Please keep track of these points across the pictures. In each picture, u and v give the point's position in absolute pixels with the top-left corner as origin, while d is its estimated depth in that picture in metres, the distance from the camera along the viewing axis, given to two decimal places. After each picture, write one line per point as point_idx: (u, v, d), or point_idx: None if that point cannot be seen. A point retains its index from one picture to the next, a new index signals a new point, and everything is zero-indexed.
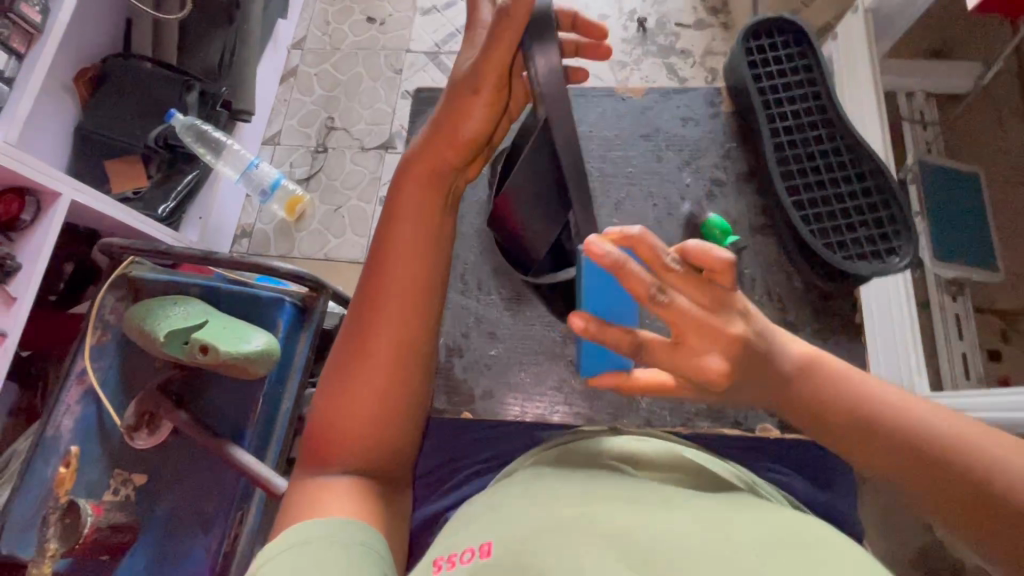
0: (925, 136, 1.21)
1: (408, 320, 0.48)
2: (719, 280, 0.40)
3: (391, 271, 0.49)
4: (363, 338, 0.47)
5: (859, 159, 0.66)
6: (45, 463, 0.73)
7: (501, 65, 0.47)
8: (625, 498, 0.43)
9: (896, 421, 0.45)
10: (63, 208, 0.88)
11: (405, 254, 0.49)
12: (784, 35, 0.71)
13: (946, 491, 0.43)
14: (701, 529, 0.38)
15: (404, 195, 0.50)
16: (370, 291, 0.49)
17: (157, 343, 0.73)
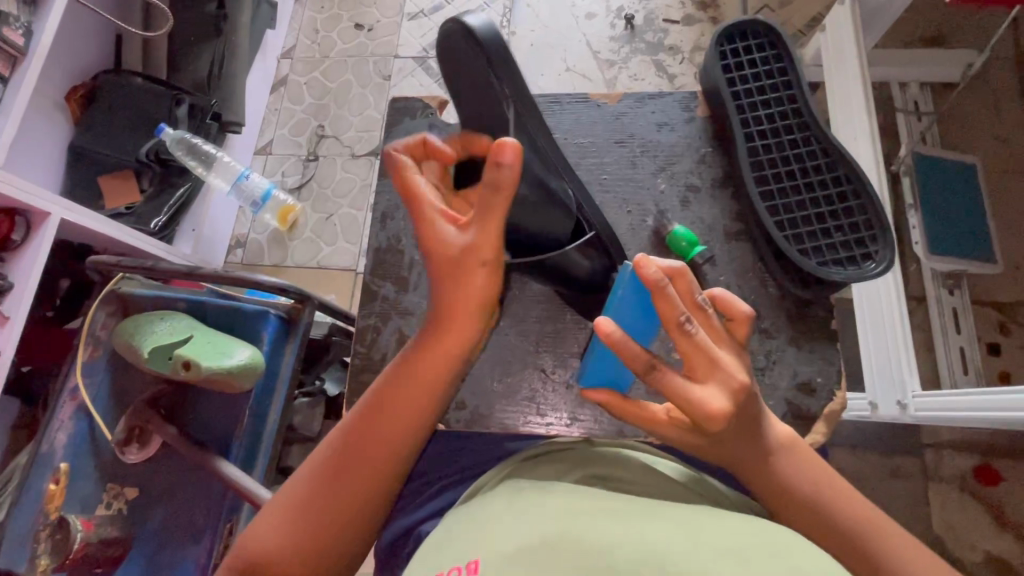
0: (920, 127, 1.16)
1: (405, 449, 0.51)
2: (735, 330, 0.49)
3: (400, 396, 0.51)
4: (361, 454, 0.50)
5: (835, 163, 0.64)
6: (40, 478, 0.75)
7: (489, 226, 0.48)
8: (590, 508, 0.43)
9: (837, 511, 0.49)
10: (53, 226, 0.90)
11: (405, 397, 0.51)
12: (758, 37, 0.68)
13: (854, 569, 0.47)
14: (657, 537, 0.38)
15: (438, 330, 0.51)
16: (363, 429, 0.50)
17: (143, 359, 0.75)
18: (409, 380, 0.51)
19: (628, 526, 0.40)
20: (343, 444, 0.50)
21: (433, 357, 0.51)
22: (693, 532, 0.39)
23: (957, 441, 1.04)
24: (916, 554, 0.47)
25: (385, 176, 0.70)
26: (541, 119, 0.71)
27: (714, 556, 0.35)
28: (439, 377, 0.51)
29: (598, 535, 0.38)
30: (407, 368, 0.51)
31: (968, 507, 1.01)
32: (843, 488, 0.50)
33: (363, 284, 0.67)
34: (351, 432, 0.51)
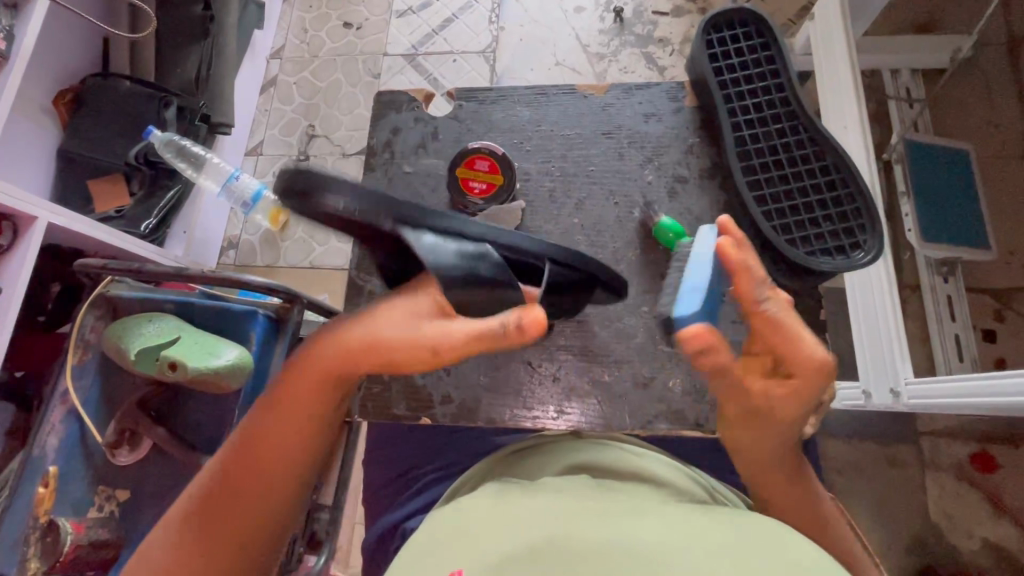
0: (911, 113, 1.16)
1: (292, 469, 0.52)
2: None
3: (280, 422, 0.50)
4: (241, 477, 0.51)
5: (824, 152, 0.63)
6: (31, 483, 0.75)
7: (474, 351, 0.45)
8: (574, 500, 0.43)
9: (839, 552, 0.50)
10: (40, 230, 0.89)
11: (281, 421, 0.50)
12: (746, 25, 0.67)
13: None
14: (639, 530, 0.38)
15: (314, 364, 0.49)
16: (243, 453, 0.51)
17: (130, 361, 0.75)
18: (281, 404, 0.50)
19: (612, 518, 0.40)
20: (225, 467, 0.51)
21: (304, 382, 0.50)
22: (677, 524, 0.39)
23: (952, 428, 1.03)
24: None
25: (370, 171, 0.70)
26: (526, 111, 0.70)
27: (702, 551, 0.35)
28: (304, 414, 0.50)
29: (581, 528, 0.38)
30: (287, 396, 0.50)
31: (964, 493, 1.00)
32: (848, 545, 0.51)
33: (349, 280, 0.66)
34: (231, 457, 0.51)
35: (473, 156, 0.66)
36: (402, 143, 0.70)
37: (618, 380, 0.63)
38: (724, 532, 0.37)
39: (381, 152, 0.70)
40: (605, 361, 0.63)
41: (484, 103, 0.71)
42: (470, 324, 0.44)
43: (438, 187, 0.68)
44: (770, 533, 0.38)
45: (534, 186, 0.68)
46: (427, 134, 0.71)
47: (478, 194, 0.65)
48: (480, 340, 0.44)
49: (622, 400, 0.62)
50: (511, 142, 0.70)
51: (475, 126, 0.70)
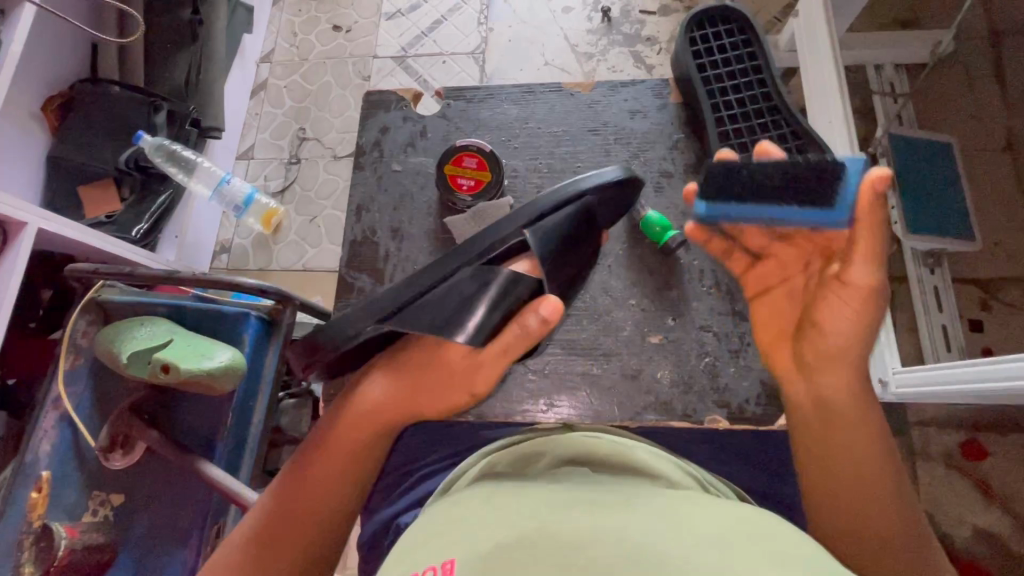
0: (895, 107, 1.18)
1: (329, 511, 0.50)
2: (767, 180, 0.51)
3: (322, 462, 0.51)
4: (275, 522, 0.49)
5: (806, 145, 0.64)
6: (24, 489, 0.75)
7: (501, 369, 0.49)
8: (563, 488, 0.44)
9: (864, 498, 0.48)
10: (30, 236, 0.89)
11: (320, 465, 0.51)
12: (729, 23, 0.68)
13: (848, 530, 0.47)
14: (625, 514, 0.38)
15: (364, 400, 0.52)
16: (279, 502, 0.50)
17: (122, 365, 0.74)
18: (322, 447, 0.52)
19: (598, 504, 0.40)
20: (260, 519, 0.50)
21: (351, 426, 0.51)
22: (662, 511, 0.39)
23: (941, 417, 1.05)
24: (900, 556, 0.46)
25: (358, 170, 0.71)
26: (514, 109, 0.71)
27: (693, 533, 0.35)
28: (348, 451, 0.51)
29: (569, 513, 0.39)
30: (333, 436, 0.52)
31: (954, 482, 1.02)
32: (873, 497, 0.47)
33: (340, 278, 0.67)
34: (267, 507, 0.50)
35: (461, 154, 0.66)
36: (391, 141, 0.71)
37: (607, 372, 0.64)
38: (705, 515, 0.38)
39: (370, 151, 0.71)
40: (594, 353, 0.64)
41: (471, 101, 0.72)
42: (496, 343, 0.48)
43: (427, 184, 0.69)
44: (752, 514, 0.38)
45: (522, 182, 0.69)
46: (416, 133, 0.71)
47: (467, 190, 0.66)
48: (504, 351, 0.48)
49: (611, 392, 0.63)
50: (499, 139, 0.70)
51: (463, 124, 0.71)
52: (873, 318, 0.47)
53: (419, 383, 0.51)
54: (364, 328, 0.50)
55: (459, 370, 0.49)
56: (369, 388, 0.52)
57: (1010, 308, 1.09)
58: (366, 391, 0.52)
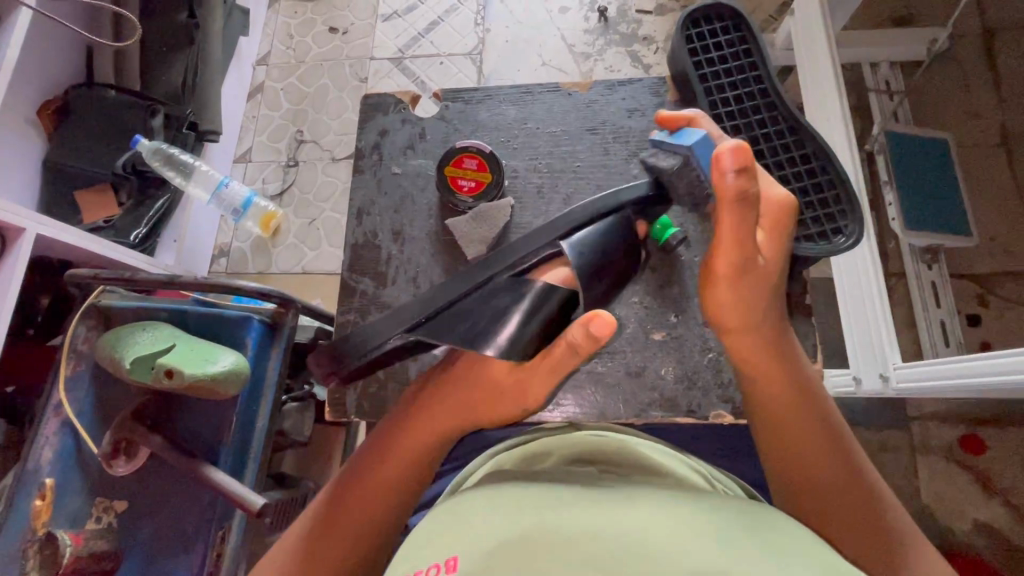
0: (891, 105, 1.18)
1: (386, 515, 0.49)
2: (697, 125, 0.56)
3: (384, 464, 0.50)
4: (332, 513, 0.49)
5: (803, 141, 0.64)
6: (26, 497, 0.74)
7: (551, 384, 0.47)
8: (571, 481, 0.44)
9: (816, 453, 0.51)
10: (28, 242, 0.88)
11: (385, 465, 0.50)
12: (724, 20, 0.68)
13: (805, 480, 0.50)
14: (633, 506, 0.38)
15: (433, 412, 0.50)
16: (342, 494, 0.50)
17: (124, 370, 0.74)
18: (388, 447, 0.51)
19: (607, 493, 0.40)
20: (322, 512, 0.50)
21: (413, 431, 0.51)
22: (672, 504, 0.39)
23: (940, 412, 1.06)
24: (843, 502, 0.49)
25: (358, 173, 0.70)
26: (512, 109, 0.71)
27: (704, 528, 0.35)
28: (411, 458, 0.51)
29: (579, 503, 0.39)
30: (399, 442, 0.51)
31: (954, 476, 1.03)
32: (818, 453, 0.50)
33: (341, 281, 0.67)
34: (329, 501, 0.51)
35: (461, 155, 0.66)
36: (390, 143, 0.71)
37: (612, 372, 0.64)
38: (713, 507, 0.38)
39: (369, 154, 0.71)
40: (598, 352, 0.64)
41: (470, 102, 0.72)
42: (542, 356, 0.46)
43: (428, 186, 0.69)
44: (759, 505, 0.38)
45: (523, 182, 0.68)
46: (415, 135, 0.71)
47: (467, 191, 0.66)
48: (551, 369, 0.46)
49: (616, 391, 0.63)
50: (498, 140, 0.70)
51: (462, 126, 0.71)
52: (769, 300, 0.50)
53: (481, 398, 0.49)
54: (393, 333, 0.50)
55: (511, 386, 0.48)
56: (443, 395, 0.50)
57: (1006, 303, 1.09)
58: (436, 402, 0.50)
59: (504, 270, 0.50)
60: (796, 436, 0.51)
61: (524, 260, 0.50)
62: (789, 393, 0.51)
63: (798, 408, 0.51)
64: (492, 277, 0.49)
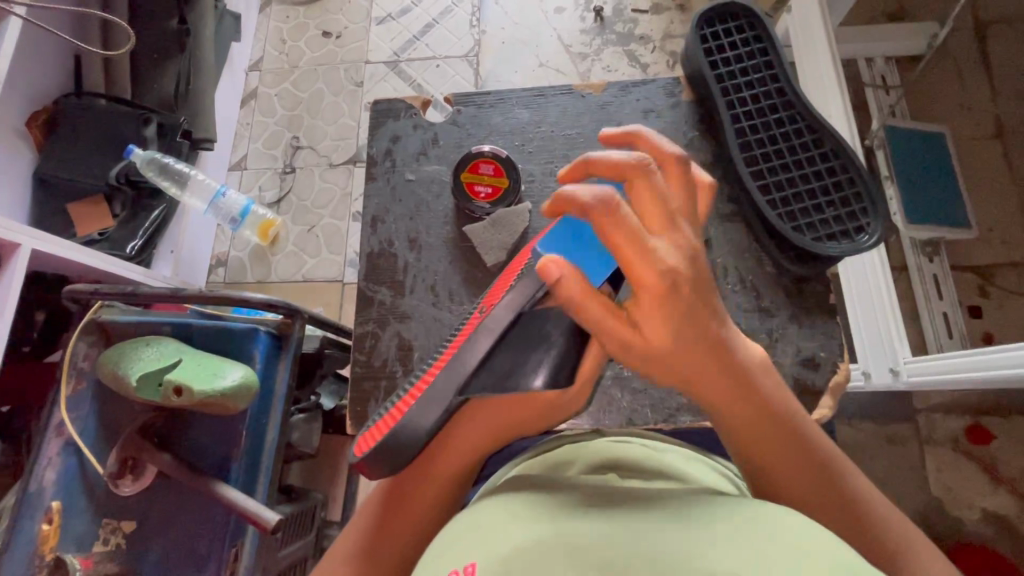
0: (888, 99, 1.19)
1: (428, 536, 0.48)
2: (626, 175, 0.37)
3: (421, 487, 0.48)
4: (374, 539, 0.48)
5: (822, 139, 0.64)
6: (31, 520, 0.73)
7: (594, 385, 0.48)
8: (608, 489, 0.42)
9: (787, 457, 0.45)
10: (24, 256, 0.85)
11: (422, 491, 0.48)
12: (738, 19, 0.67)
13: (779, 479, 0.45)
14: (686, 510, 0.37)
15: (463, 434, 0.48)
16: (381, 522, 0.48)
17: (131, 388, 0.72)
18: (423, 470, 0.49)
19: (652, 498, 0.39)
20: (363, 544, 0.48)
21: (448, 450, 0.49)
22: (723, 501, 0.38)
23: (945, 404, 1.06)
24: (820, 503, 0.45)
25: (371, 180, 0.69)
26: (526, 112, 0.70)
27: (762, 528, 0.34)
28: (446, 480, 0.49)
29: (628, 509, 0.37)
30: (434, 462, 0.49)
31: (961, 467, 1.04)
32: (793, 454, 0.45)
33: (357, 291, 0.65)
34: (366, 529, 0.48)
35: (477, 161, 0.66)
36: (402, 151, 0.70)
37: (636, 376, 0.63)
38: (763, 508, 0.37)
39: (381, 161, 0.70)
40: (622, 357, 0.63)
41: (482, 107, 0.71)
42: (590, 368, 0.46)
43: (443, 193, 0.68)
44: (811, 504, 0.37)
45: (539, 187, 0.68)
46: (427, 141, 0.70)
47: (484, 198, 0.65)
48: (593, 375, 0.47)
49: (643, 396, 0.63)
50: (512, 144, 0.69)
51: (475, 131, 0.70)
52: (694, 343, 0.38)
53: (519, 419, 0.48)
54: (444, 398, 0.47)
55: (553, 408, 0.48)
56: (472, 419, 0.48)
57: (1007, 294, 1.11)
58: (467, 424, 0.48)
59: (538, 296, 0.47)
60: (768, 453, 0.45)
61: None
62: (758, 415, 0.44)
63: (764, 429, 0.44)
64: (526, 310, 0.47)
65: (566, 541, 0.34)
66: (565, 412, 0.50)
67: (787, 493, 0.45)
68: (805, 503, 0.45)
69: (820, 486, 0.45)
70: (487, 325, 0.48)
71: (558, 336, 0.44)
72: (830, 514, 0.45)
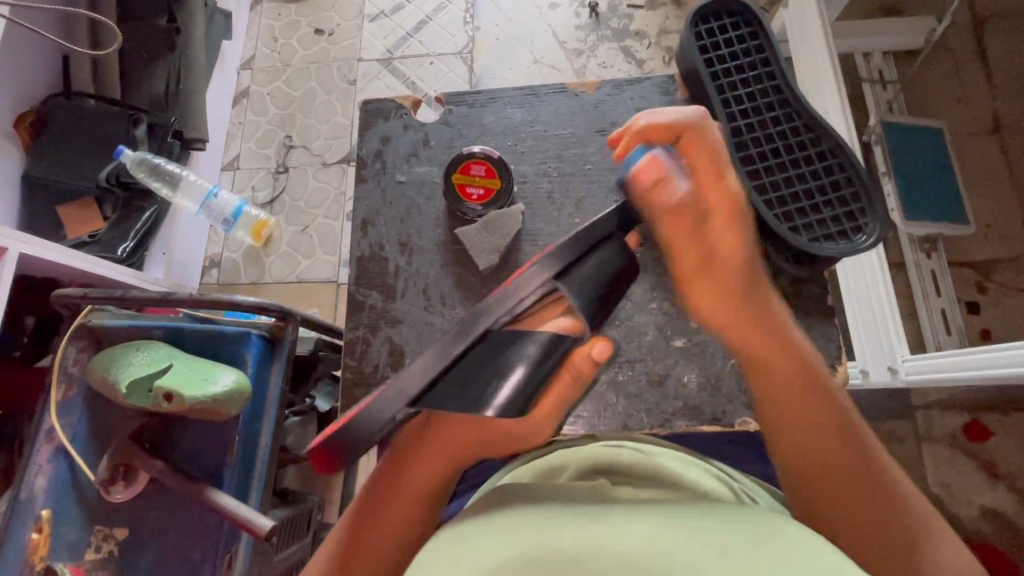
0: (885, 94, 1.18)
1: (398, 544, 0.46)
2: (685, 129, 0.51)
3: (399, 493, 0.47)
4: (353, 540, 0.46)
5: (819, 138, 0.63)
6: (22, 527, 0.72)
7: (557, 416, 0.47)
8: (598, 496, 0.42)
9: (820, 422, 0.47)
10: (11, 261, 0.84)
11: (390, 506, 0.46)
12: (733, 16, 0.66)
13: (810, 443, 0.47)
14: (679, 515, 0.36)
15: (439, 443, 0.46)
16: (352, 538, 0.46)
17: (121, 395, 0.71)
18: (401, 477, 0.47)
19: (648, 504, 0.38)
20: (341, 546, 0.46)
21: (423, 458, 0.47)
22: (714, 508, 0.37)
23: (944, 400, 1.06)
24: (844, 478, 0.45)
25: (361, 182, 0.68)
26: (518, 112, 0.69)
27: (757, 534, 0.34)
28: (418, 486, 0.47)
29: (620, 516, 0.37)
30: (409, 468, 0.47)
31: (959, 463, 1.03)
32: (830, 421, 0.47)
33: (348, 296, 0.64)
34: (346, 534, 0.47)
35: (469, 162, 0.64)
36: (393, 152, 0.69)
37: (631, 381, 0.62)
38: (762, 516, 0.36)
39: (371, 163, 0.69)
40: (617, 361, 0.63)
41: (474, 106, 0.70)
42: (548, 402, 0.45)
43: (434, 195, 0.67)
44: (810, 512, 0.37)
45: (532, 188, 0.67)
46: (418, 142, 0.69)
47: (476, 200, 0.64)
48: (558, 403, 0.45)
49: (638, 401, 0.62)
50: (504, 144, 0.68)
51: (467, 131, 0.69)
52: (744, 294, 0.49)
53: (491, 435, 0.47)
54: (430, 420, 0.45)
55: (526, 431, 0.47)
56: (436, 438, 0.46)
57: (1005, 290, 1.10)
58: (441, 435, 0.46)
59: (502, 321, 0.45)
60: (805, 434, 0.47)
61: (523, 302, 0.45)
62: (797, 381, 0.48)
63: (804, 400, 0.48)
64: (491, 331, 0.44)
65: (552, 550, 0.33)
66: (536, 434, 0.47)
67: (812, 456, 0.47)
68: (830, 473, 0.46)
69: (851, 458, 0.46)
70: (447, 343, 0.44)
71: (517, 367, 0.42)
72: (862, 491, 0.45)
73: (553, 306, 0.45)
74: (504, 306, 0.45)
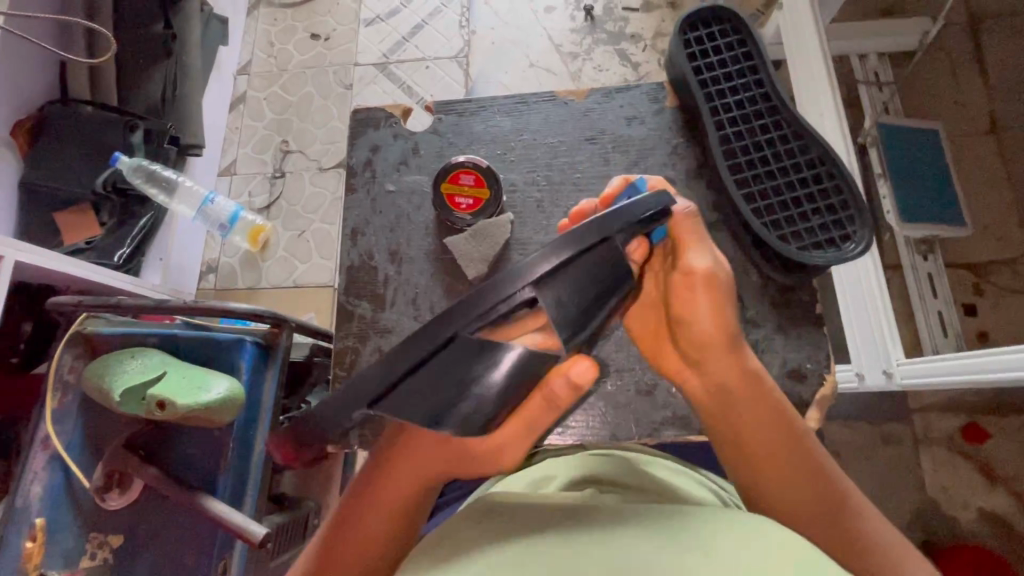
0: (881, 96, 1.17)
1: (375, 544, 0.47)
2: None
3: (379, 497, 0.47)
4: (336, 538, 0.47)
5: (808, 146, 0.63)
6: (16, 535, 0.72)
7: (526, 444, 0.44)
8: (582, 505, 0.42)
9: (791, 456, 0.48)
10: (7, 269, 0.83)
11: (370, 510, 0.47)
12: (722, 23, 0.66)
13: (781, 474, 0.47)
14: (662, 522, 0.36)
15: (419, 453, 0.46)
16: (335, 538, 0.48)
17: (115, 403, 0.71)
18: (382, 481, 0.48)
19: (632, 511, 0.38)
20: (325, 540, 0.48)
21: (405, 466, 0.47)
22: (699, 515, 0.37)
23: (941, 403, 1.06)
24: (811, 503, 0.46)
25: (352, 191, 0.68)
26: (508, 120, 0.69)
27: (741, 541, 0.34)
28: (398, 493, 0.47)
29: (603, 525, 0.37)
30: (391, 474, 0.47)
31: (957, 466, 1.03)
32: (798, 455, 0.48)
33: (337, 305, 0.65)
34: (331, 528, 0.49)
35: (458, 171, 0.65)
36: (383, 160, 0.69)
37: (621, 390, 0.62)
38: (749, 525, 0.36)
39: (362, 171, 0.69)
40: (606, 370, 0.63)
41: (463, 115, 0.70)
42: (512, 422, 0.43)
43: (423, 204, 0.67)
44: None
45: (521, 196, 0.67)
46: (408, 150, 0.69)
47: (466, 209, 0.64)
48: (524, 426, 0.43)
49: (627, 410, 0.62)
50: (494, 153, 0.68)
51: (457, 139, 0.69)
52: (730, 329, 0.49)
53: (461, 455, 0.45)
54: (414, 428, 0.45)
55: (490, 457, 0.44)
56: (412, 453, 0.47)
57: (1002, 292, 1.10)
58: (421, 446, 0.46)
59: (474, 327, 0.39)
60: (771, 467, 0.48)
61: (499, 308, 0.39)
62: (766, 418, 0.48)
63: (773, 434, 0.48)
64: (459, 337, 0.39)
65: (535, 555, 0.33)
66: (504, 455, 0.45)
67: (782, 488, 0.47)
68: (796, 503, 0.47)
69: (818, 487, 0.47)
70: (414, 343, 0.38)
71: (489, 383, 0.40)
72: (830, 516, 0.46)
73: (530, 317, 0.41)
74: (479, 308, 0.39)
